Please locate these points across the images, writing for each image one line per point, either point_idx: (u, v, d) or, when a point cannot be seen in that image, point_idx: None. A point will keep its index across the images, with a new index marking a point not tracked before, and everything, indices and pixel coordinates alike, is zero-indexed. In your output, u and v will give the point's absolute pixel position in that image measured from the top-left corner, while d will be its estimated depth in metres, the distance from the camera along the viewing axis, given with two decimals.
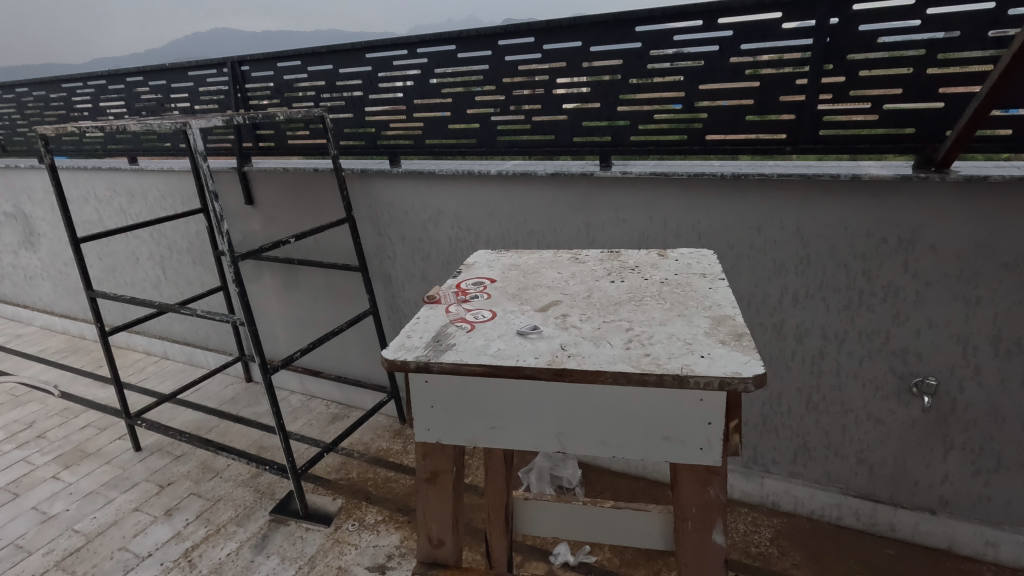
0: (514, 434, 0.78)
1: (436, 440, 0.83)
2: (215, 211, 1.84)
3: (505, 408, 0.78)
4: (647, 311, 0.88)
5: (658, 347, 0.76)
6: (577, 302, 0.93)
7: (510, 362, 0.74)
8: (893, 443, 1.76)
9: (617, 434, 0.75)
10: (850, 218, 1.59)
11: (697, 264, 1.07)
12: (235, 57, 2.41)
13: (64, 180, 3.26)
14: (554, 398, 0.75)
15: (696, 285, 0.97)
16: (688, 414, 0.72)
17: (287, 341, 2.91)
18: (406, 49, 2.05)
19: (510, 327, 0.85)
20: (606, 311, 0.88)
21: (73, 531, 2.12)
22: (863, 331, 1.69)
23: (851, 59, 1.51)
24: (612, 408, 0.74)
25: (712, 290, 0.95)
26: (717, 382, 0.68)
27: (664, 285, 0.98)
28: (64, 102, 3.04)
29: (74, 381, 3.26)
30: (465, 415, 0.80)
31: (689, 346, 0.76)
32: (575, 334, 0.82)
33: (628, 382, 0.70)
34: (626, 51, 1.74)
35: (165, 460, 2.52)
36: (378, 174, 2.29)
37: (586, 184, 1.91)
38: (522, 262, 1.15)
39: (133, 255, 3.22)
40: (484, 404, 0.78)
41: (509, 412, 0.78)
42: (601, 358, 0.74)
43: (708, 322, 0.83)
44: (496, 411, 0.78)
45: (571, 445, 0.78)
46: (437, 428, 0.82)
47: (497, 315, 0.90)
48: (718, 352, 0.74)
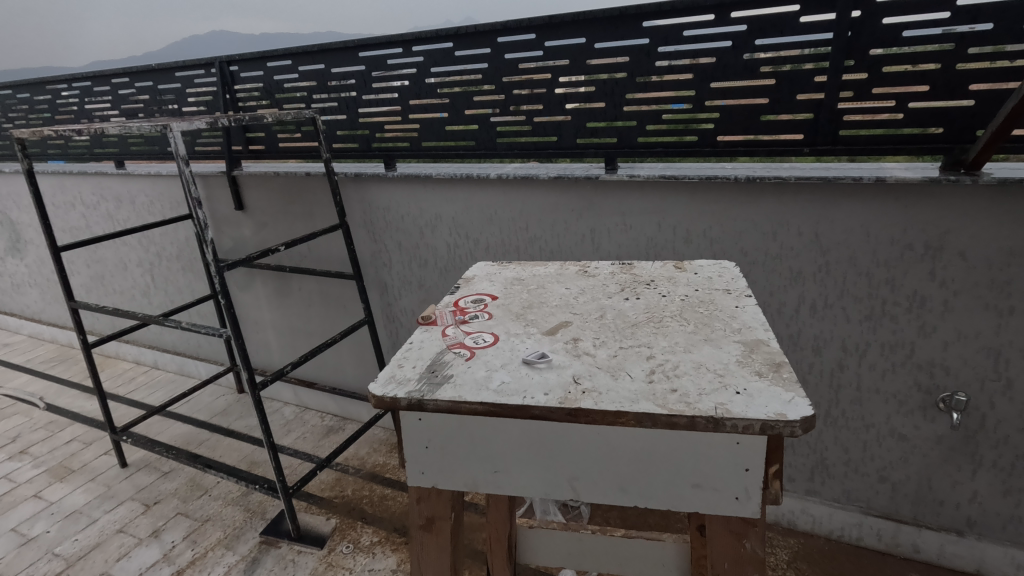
0: (519, 479, 0.69)
1: (431, 485, 0.73)
2: (200, 219, 1.74)
3: (509, 450, 0.68)
4: (669, 334, 0.78)
5: (685, 381, 0.66)
6: (588, 323, 0.84)
7: (517, 400, 0.65)
8: (918, 461, 1.66)
9: (638, 481, 0.66)
10: (873, 223, 1.49)
11: (720, 279, 0.97)
12: (224, 57, 2.31)
13: (49, 185, 3.15)
14: (567, 440, 0.66)
15: (720, 303, 0.88)
16: (723, 460, 0.62)
17: (280, 351, 2.81)
18: (401, 47, 1.96)
19: (515, 355, 0.75)
20: (622, 334, 0.79)
21: (53, 554, 2.02)
22: (885, 343, 1.59)
23: (874, 54, 1.42)
24: (634, 452, 0.64)
25: (739, 308, 0.85)
26: (758, 426, 0.59)
27: (685, 303, 0.89)
28: (49, 104, 2.94)
29: (61, 393, 3.16)
30: (464, 458, 0.70)
31: (720, 379, 0.66)
32: (589, 362, 0.72)
33: (654, 425, 0.61)
34: (632, 47, 1.65)
35: (152, 477, 2.42)
36: (373, 178, 2.19)
37: (590, 188, 1.81)
38: (526, 276, 1.06)
39: (121, 262, 3.12)
40: (486, 446, 0.69)
41: (514, 456, 0.68)
42: (622, 394, 0.64)
43: (739, 349, 0.73)
44: (499, 454, 0.69)
45: (586, 492, 0.68)
46: (432, 472, 0.72)
47: (500, 339, 0.80)
48: (755, 387, 0.65)
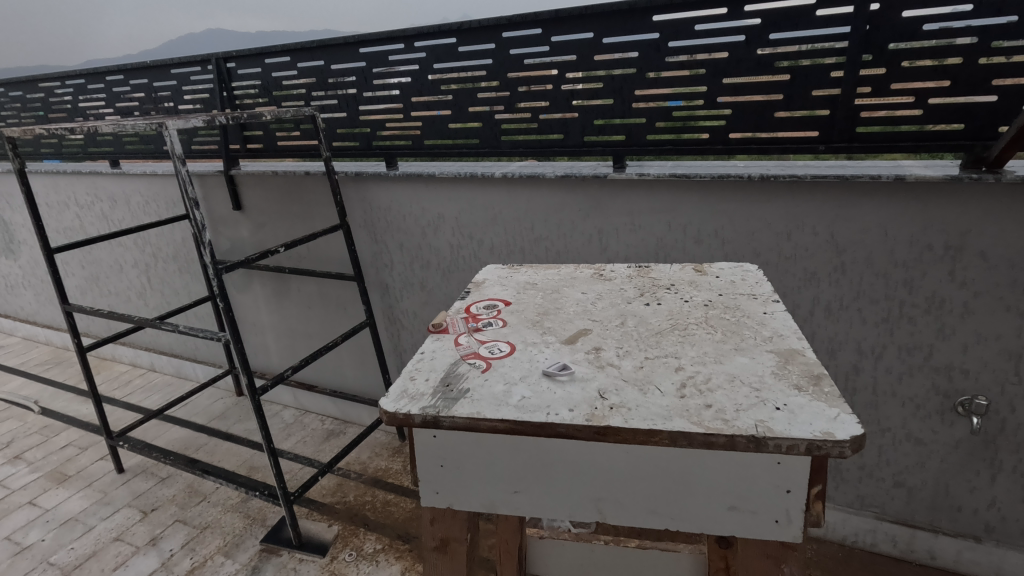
0: (541, 500, 0.65)
1: (446, 505, 0.69)
2: (197, 219, 1.68)
3: (531, 470, 0.65)
4: (697, 344, 0.74)
5: (720, 396, 0.62)
6: (609, 331, 0.79)
7: (541, 418, 0.61)
8: (935, 466, 1.63)
9: (670, 503, 0.62)
10: (891, 223, 1.45)
11: (744, 283, 0.93)
12: (220, 53, 2.25)
13: (43, 185, 3.09)
14: (595, 459, 0.62)
15: (746, 309, 0.83)
16: (763, 482, 0.58)
17: (280, 353, 2.76)
18: (402, 43, 1.91)
19: (534, 366, 0.71)
20: (646, 344, 0.74)
21: (48, 563, 1.97)
22: (902, 345, 1.55)
23: (893, 49, 1.37)
24: (667, 474, 0.60)
25: (768, 315, 0.81)
26: (803, 446, 0.54)
27: (709, 308, 0.85)
28: (42, 102, 2.88)
29: (56, 396, 3.10)
30: (482, 477, 0.67)
31: (756, 393, 0.62)
32: (614, 375, 0.68)
33: (690, 446, 0.57)
34: (642, 42, 1.60)
35: (150, 483, 2.37)
36: (374, 177, 2.15)
37: (598, 187, 1.76)
38: (540, 280, 1.02)
39: (116, 263, 3.06)
40: (506, 465, 0.65)
41: (537, 476, 0.64)
42: (653, 411, 0.60)
43: (773, 360, 0.69)
44: (520, 472, 0.65)
45: (612, 514, 0.64)
46: (447, 492, 0.68)
47: (517, 349, 0.76)
48: (796, 403, 0.60)
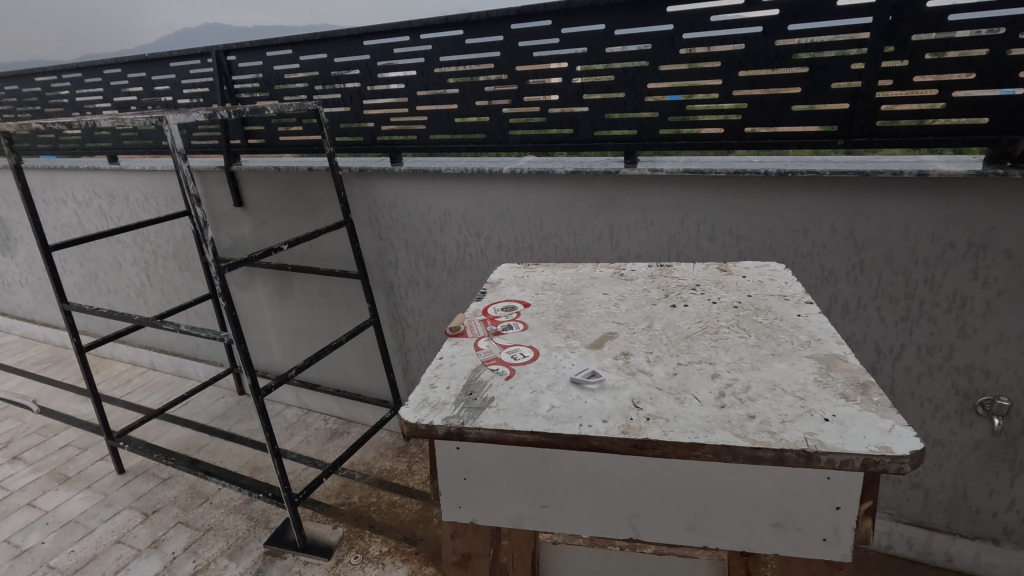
0: (570, 515, 0.64)
1: (470, 520, 0.68)
2: (198, 217, 1.64)
3: (562, 484, 0.63)
4: (733, 349, 0.70)
5: (762, 406, 0.58)
6: (637, 335, 0.76)
7: (573, 429, 0.58)
8: (953, 467, 1.60)
9: (708, 518, 0.61)
10: (913, 220, 1.41)
11: (772, 283, 0.90)
12: (220, 46, 2.20)
13: (39, 181, 3.05)
14: (633, 472, 0.60)
15: (779, 311, 0.80)
16: (811, 498, 0.57)
17: (282, 352, 2.72)
18: (408, 36, 1.86)
19: (561, 373, 0.68)
20: (677, 349, 0.71)
21: (48, 567, 1.94)
22: (922, 345, 1.52)
23: (916, 40, 1.33)
24: (707, 488, 0.59)
25: (802, 317, 0.78)
26: (858, 461, 0.51)
27: (739, 310, 0.81)
28: (38, 96, 2.83)
29: (54, 395, 3.06)
30: (507, 492, 0.65)
31: (801, 403, 0.59)
32: (646, 382, 0.64)
33: (736, 460, 0.53)
34: (655, 34, 1.56)
35: (151, 484, 2.34)
36: (378, 173, 2.10)
37: (609, 184, 1.72)
38: (558, 280, 0.98)
39: (115, 260, 3.02)
40: (533, 480, 0.64)
41: (570, 490, 0.63)
42: (692, 421, 0.57)
43: (815, 367, 0.65)
44: (548, 488, 0.64)
45: (646, 530, 0.64)
46: (471, 506, 0.67)
47: (541, 354, 0.73)
48: (844, 413, 0.57)
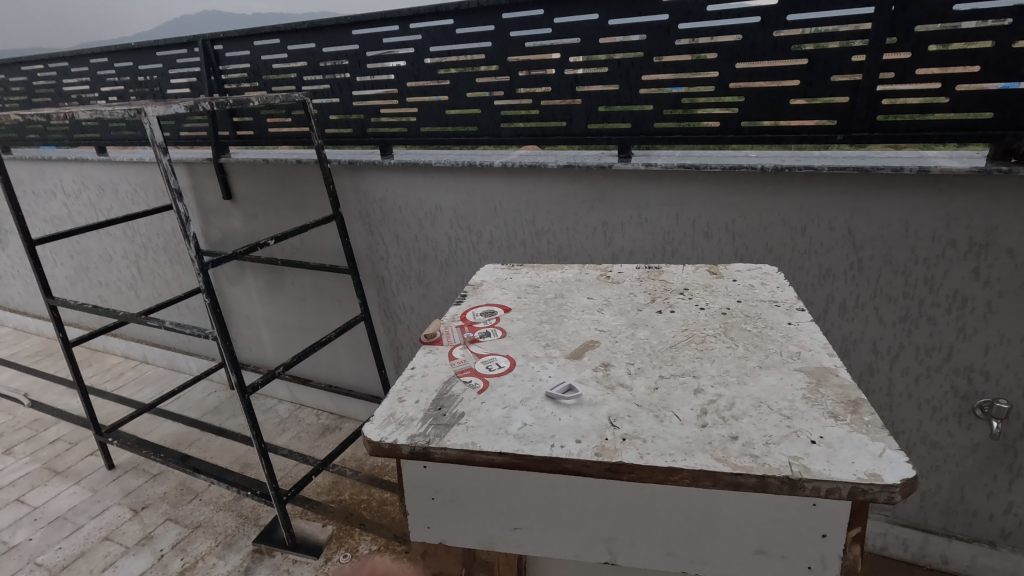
0: (550, 538, 0.68)
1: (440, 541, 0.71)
2: (180, 212, 1.60)
3: (546, 509, 0.67)
4: (718, 359, 0.72)
5: (747, 425, 0.61)
6: (619, 344, 0.77)
7: (545, 451, 0.59)
8: (951, 469, 1.57)
9: (692, 544, 0.64)
10: (913, 218, 1.37)
11: (769, 283, 0.91)
12: (207, 35, 2.15)
13: (28, 171, 3.00)
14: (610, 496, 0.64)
15: (769, 318, 0.81)
16: (799, 526, 0.60)
17: (274, 347, 2.69)
18: (397, 25, 1.81)
19: (536, 387, 0.69)
20: (660, 360, 0.73)
21: (35, 564, 1.93)
22: (921, 345, 1.48)
23: (920, 31, 1.28)
24: (685, 514, 0.62)
25: (795, 328, 0.78)
26: (845, 489, 0.54)
27: (727, 317, 0.82)
28: (25, 86, 2.77)
29: (46, 389, 3.04)
30: (481, 515, 0.69)
31: (789, 424, 0.61)
32: (626, 398, 0.66)
33: (716, 484, 0.56)
34: (651, 24, 1.51)
35: (141, 480, 2.32)
36: (368, 166, 2.06)
37: (602, 178, 1.68)
38: (548, 282, 0.96)
39: (105, 253, 2.98)
40: (509, 505, 0.67)
41: (547, 515, 0.67)
42: (672, 442, 0.59)
43: (804, 381, 0.67)
44: (528, 512, 0.67)
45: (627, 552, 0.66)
46: (440, 527, 0.71)
47: (517, 365, 0.73)
48: (832, 435, 0.59)
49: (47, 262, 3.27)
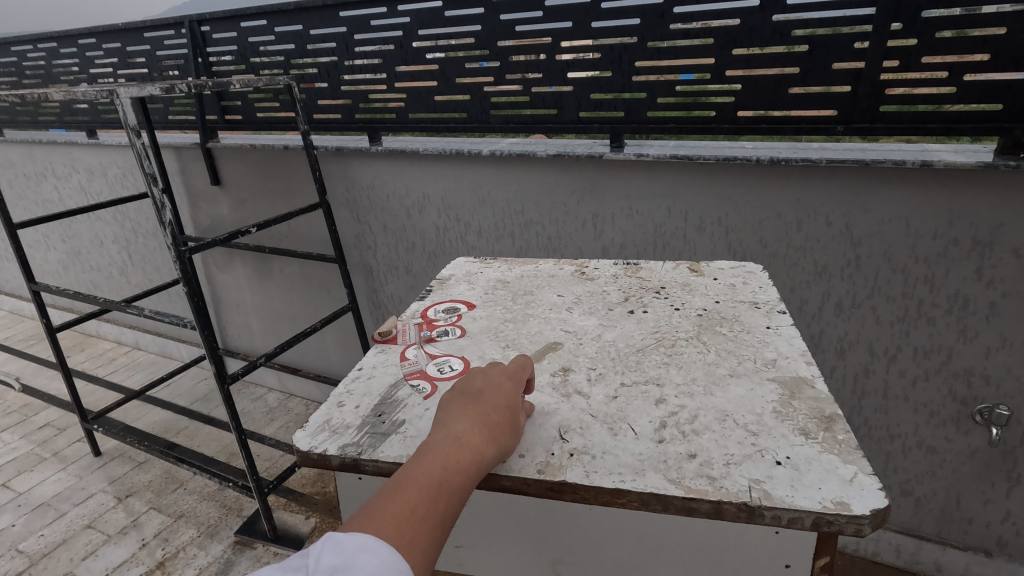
0: (507, 550, 0.72)
1: None
2: (155, 196, 1.55)
3: (507, 527, 0.71)
4: (683, 362, 0.82)
5: (706, 443, 0.66)
6: (583, 347, 0.88)
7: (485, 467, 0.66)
8: (946, 475, 1.53)
9: (652, 563, 0.67)
10: (914, 214, 1.31)
11: (749, 288, 1.02)
12: (194, 16, 2.09)
13: (19, 154, 2.97)
14: (536, 515, 0.69)
15: (748, 321, 0.91)
16: (761, 552, 0.61)
17: (263, 336, 2.67)
18: (384, 7, 1.74)
19: None
20: (627, 368, 0.81)
21: (16, 551, 1.92)
22: (919, 347, 1.43)
23: (927, 16, 1.21)
24: (624, 534, 0.66)
25: (773, 330, 0.88)
26: (810, 520, 0.57)
27: (700, 319, 0.93)
28: (15, 67, 2.72)
29: (37, 374, 3.03)
30: None
31: (755, 442, 0.66)
32: (580, 407, 0.75)
33: (672, 507, 0.60)
34: (645, 8, 1.44)
35: (126, 467, 2.31)
36: (356, 153, 2.01)
37: (593, 168, 1.62)
38: (534, 282, 1.10)
39: (97, 238, 2.96)
40: (463, 522, 0.72)
41: (485, 532, 0.72)
42: (630, 457, 0.65)
43: (778, 393, 0.74)
44: (473, 526, 0.72)
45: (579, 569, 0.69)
46: None
47: (468, 365, 0.83)
48: (800, 456, 0.63)
49: (40, 247, 3.25)
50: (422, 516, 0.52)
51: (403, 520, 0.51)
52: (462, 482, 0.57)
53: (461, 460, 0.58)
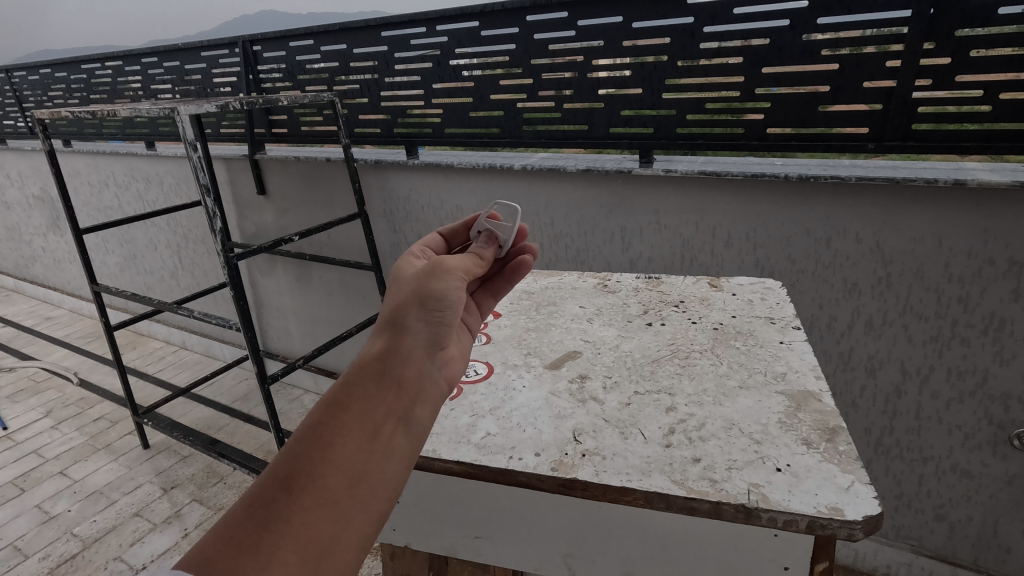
0: (518, 545, 0.76)
1: (405, 542, 0.84)
2: (208, 205, 1.66)
3: (520, 525, 0.75)
4: (698, 375, 0.85)
5: (709, 448, 0.71)
6: (599, 357, 0.93)
7: (503, 463, 0.72)
8: (982, 501, 1.49)
9: (657, 562, 0.70)
10: (947, 232, 1.29)
11: (766, 302, 1.05)
12: (247, 36, 2.22)
13: (84, 163, 3.18)
14: (549, 513, 0.73)
15: (763, 336, 0.94)
16: (762, 555, 0.64)
17: (301, 340, 2.78)
18: (424, 27, 1.82)
19: (503, 394, 0.86)
20: (641, 378, 0.86)
21: (72, 534, 2.05)
22: (953, 367, 1.40)
23: (961, 35, 1.21)
24: (631, 534, 0.70)
25: (786, 345, 0.91)
26: (804, 522, 0.60)
27: (715, 332, 0.96)
28: (84, 83, 2.93)
29: (93, 369, 3.23)
30: (445, 527, 0.80)
31: (757, 450, 0.70)
32: (595, 411, 0.80)
33: (670, 504, 0.64)
34: (675, 27, 1.47)
35: (171, 460, 2.44)
36: (393, 166, 2.10)
37: (621, 183, 1.66)
38: (554, 294, 1.16)
39: (151, 242, 3.14)
40: (478, 517, 0.77)
41: (500, 527, 0.76)
42: (636, 458, 0.70)
43: (785, 405, 0.77)
44: (485, 526, 0.77)
45: (583, 565, 0.74)
46: (404, 533, 0.83)
47: (492, 372, 0.91)
48: (800, 464, 0.67)
49: (100, 250, 3.47)
50: (286, 497, 0.42)
51: (244, 521, 0.41)
52: (358, 426, 0.46)
53: (356, 420, 0.46)
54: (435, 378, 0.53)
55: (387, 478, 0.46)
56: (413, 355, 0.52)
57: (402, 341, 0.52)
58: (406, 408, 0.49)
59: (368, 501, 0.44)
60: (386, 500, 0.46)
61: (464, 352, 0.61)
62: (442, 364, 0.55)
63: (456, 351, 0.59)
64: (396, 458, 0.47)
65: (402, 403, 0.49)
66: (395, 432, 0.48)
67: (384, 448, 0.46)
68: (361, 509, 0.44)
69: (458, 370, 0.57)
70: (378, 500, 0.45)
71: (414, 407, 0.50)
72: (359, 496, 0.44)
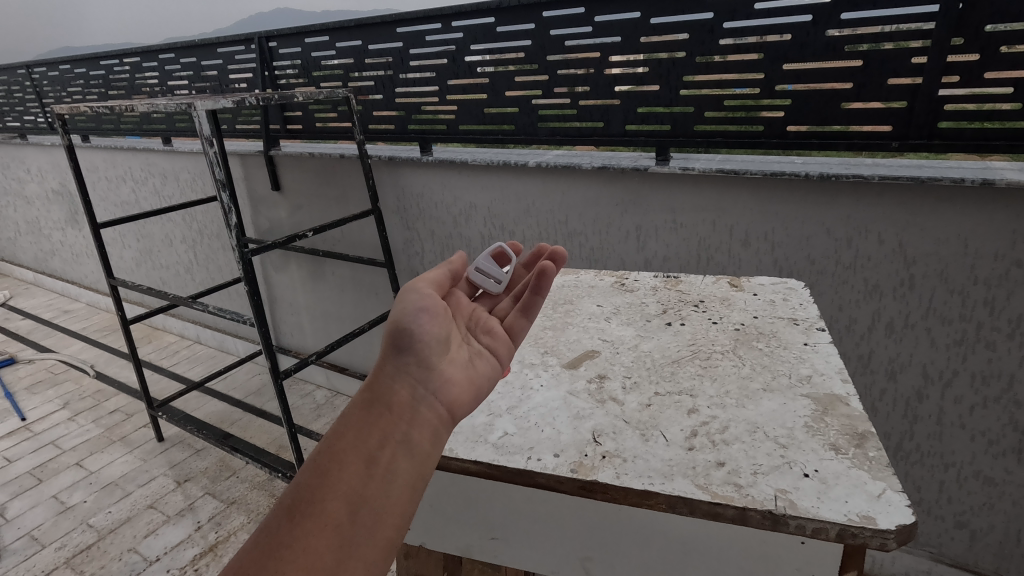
0: (536, 548, 0.75)
1: (421, 543, 0.83)
2: (224, 200, 1.66)
3: (538, 526, 0.74)
4: (719, 377, 0.84)
5: (733, 452, 0.69)
6: (617, 357, 0.91)
7: (521, 464, 0.71)
8: (1006, 509, 1.45)
9: (679, 568, 0.68)
10: (972, 234, 1.26)
11: (789, 303, 1.03)
12: (263, 33, 2.22)
13: (102, 158, 3.22)
14: (567, 514, 0.72)
15: (786, 337, 0.92)
16: (789, 563, 0.62)
17: (314, 335, 2.79)
18: (440, 23, 1.81)
19: (519, 393, 0.85)
20: (659, 379, 0.84)
21: (87, 525, 2.08)
22: (977, 372, 1.37)
23: (990, 30, 1.17)
24: (652, 538, 0.69)
25: (811, 348, 0.89)
26: (834, 531, 0.59)
27: (736, 333, 0.94)
28: (102, 79, 2.95)
29: (109, 362, 3.27)
30: (462, 528, 0.79)
31: (784, 455, 0.68)
32: (614, 413, 0.78)
33: (693, 510, 0.63)
34: (694, 23, 1.45)
35: (185, 453, 2.46)
36: (407, 163, 2.09)
37: (637, 180, 1.64)
38: (571, 293, 1.15)
39: (166, 237, 3.17)
40: (495, 518, 0.76)
41: (517, 528, 0.75)
42: (654, 460, 0.69)
43: (811, 409, 0.76)
44: (502, 527, 0.76)
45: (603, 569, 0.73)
46: (420, 533, 0.82)
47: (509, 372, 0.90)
48: (828, 470, 0.65)
49: (117, 245, 3.51)
50: (287, 525, 0.43)
51: (251, 551, 0.42)
52: (354, 453, 0.47)
53: (353, 447, 0.48)
54: (430, 400, 0.54)
55: (389, 502, 0.47)
56: (402, 380, 0.54)
57: (389, 368, 0.54)
58: (403, 431, 0.50)
59: (370, 527, 0.45)
60: (390, 526, 0.46)
61: (470, 376, 0.61)
62: (438, 387, 0.56)
63: (457, 373, 0.59)
64: (399, 479, 0.48)
65: (398, 426, 0.50)
66: (395, 456, 0.49)
67: (381, 472, 0.47)
68: (364, 535, 0.44)
69: (460, 391, 0.58)
70: (383, 522, 0.46)
71: (411, 431, 0.51)
72: (360, 520, 0.45)
